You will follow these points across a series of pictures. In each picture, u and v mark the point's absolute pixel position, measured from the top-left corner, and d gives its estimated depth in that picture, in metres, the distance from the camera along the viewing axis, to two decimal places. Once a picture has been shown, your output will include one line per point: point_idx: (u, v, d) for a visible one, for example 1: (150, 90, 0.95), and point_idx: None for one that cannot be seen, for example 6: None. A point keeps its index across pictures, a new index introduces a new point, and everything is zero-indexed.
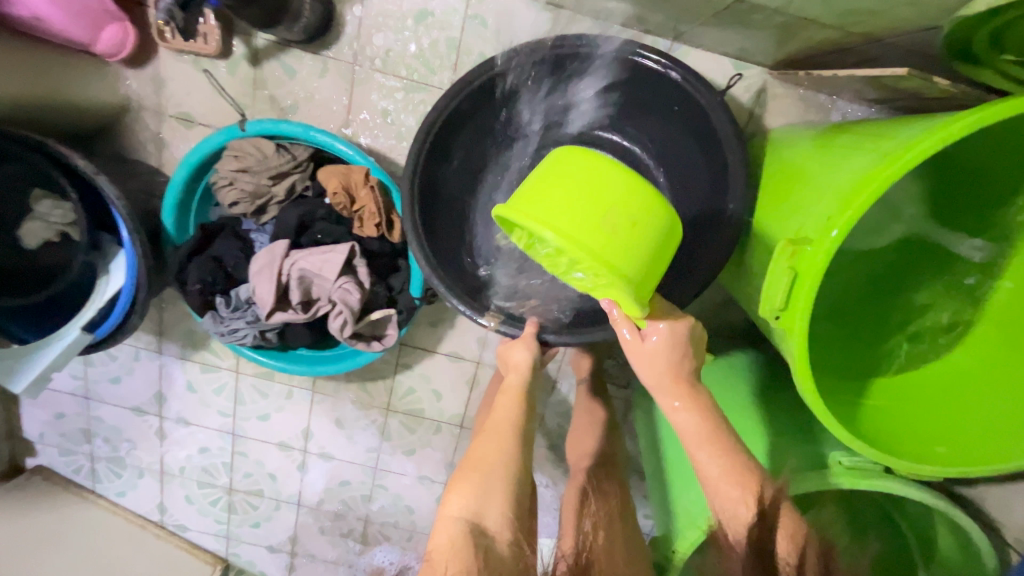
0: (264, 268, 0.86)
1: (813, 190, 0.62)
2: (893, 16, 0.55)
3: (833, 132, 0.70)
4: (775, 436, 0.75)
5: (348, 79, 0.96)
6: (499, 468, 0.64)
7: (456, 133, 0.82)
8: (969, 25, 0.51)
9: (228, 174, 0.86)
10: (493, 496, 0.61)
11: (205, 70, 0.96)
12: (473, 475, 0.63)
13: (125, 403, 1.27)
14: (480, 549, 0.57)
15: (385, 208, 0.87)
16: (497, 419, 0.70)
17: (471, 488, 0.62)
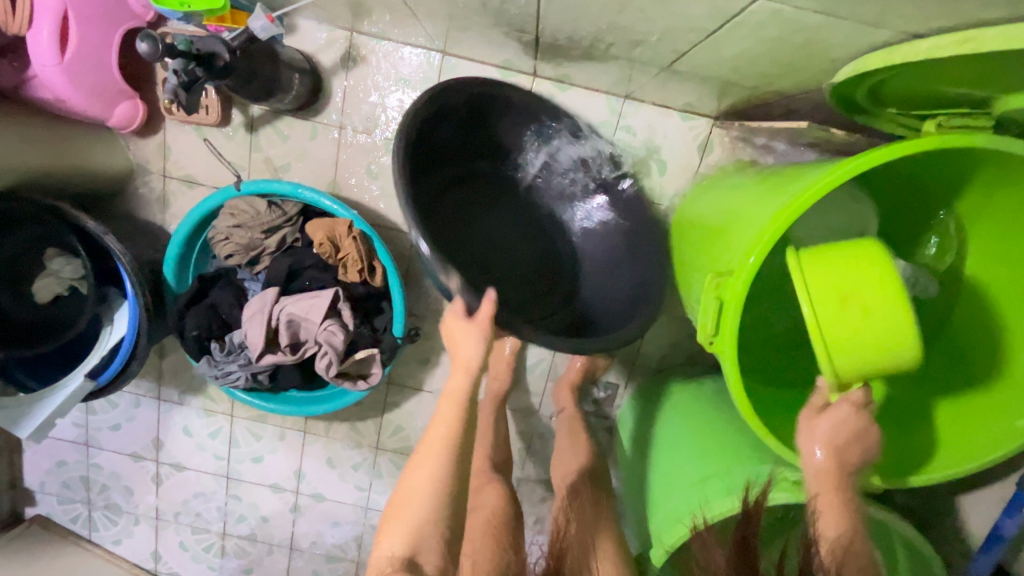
0: (255, 314, 0.93)
1: (741, 226, 0.70)
2: (794, 81, 0.64)
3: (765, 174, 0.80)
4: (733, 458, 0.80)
5: (336, 140, 1.06)
6: (425, 489, 0.64)
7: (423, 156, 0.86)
8: (849, 86, 0.58)
9: (224, 230, 0.95)
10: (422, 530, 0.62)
11: (206, 137, 1.06)
12: (401, 510, 0.64)
13: (124, 449, 1.31)
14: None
15: (367, 255, 0.94)
16: (430, 435, 0.68)
17: (401, 525, 0.62)
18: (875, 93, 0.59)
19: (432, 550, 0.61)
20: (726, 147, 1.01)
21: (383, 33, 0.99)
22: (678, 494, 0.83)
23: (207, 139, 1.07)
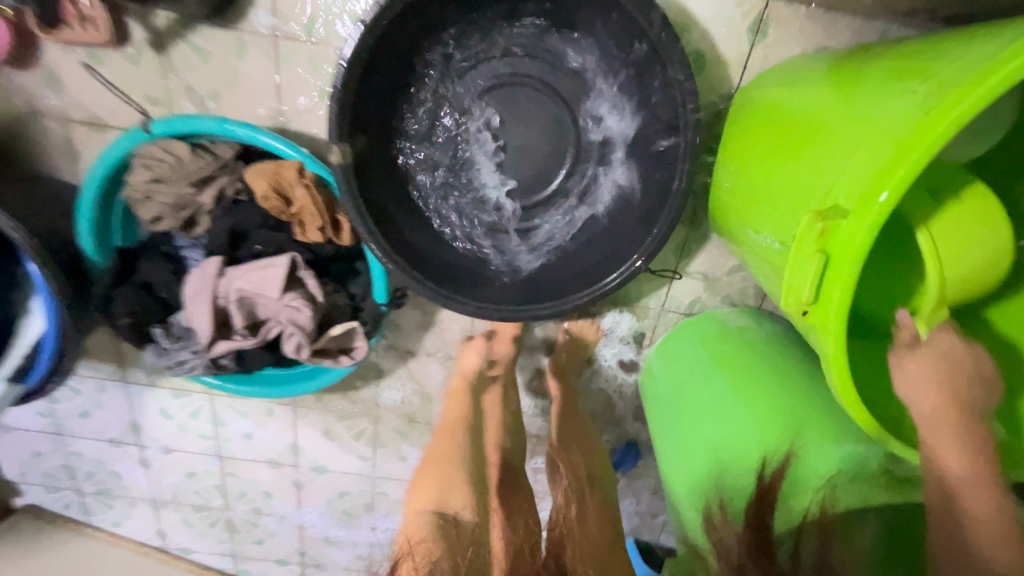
0: (197, 294, 0.75)
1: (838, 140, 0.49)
2: None
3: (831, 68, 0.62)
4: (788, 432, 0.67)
5: (272, 54, 0.81)
6: (454, 461, 0.90)
7: (393, 50, 0.72)
8: None
9: (141, 187, 0.74)
10: (452, 486, 0.86)
11: (103, 63, 0.82)
12: (439, 463, 0.90)
13: (100, 435, 1.19)
14: (449, 528, 0.80)
15: (326, 207, 0.74)
16: (446, 421, 0.97)
17: (433, 486, 0.87)
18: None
19: (458, 493, 0.85)
20: (787, 28, 0.76)
21: None
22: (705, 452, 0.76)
23: (105, 66, 0.82)
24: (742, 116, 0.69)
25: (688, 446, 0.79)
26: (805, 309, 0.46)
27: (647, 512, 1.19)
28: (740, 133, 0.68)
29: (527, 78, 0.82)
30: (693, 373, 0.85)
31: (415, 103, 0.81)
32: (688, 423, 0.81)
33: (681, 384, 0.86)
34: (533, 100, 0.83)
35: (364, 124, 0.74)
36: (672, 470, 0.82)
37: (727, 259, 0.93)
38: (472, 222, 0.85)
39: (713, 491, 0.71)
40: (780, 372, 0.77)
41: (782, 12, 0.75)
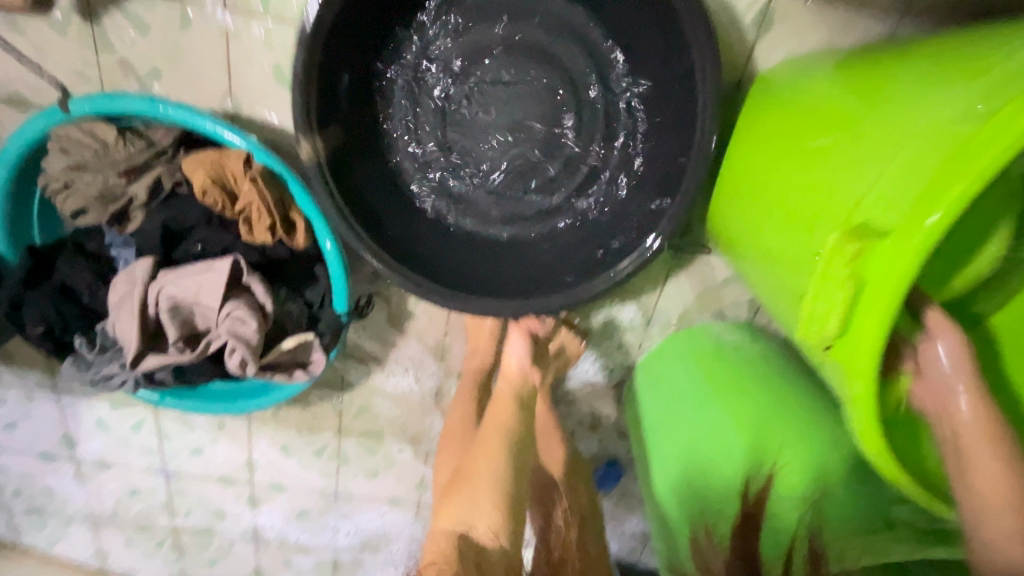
0: (123, 300, 0.65)
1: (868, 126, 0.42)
2: None
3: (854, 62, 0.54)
4: None
5: (221, 29, 0.71)
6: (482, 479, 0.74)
7: (366, 12, 0.62)
8: None
9: (60, 174, 0.64)
10: (478, 504, 0.72)
11: (21, 31, 0.71)
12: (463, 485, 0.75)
13: (30, 449, 1.08)
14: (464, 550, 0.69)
15: (277, 203, 0.65)
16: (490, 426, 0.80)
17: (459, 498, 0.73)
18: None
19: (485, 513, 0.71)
20: (792, 22, 0.69)
21: None
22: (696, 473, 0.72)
23: (25, 35, 0.72)
24: (753, 115, 0.61)
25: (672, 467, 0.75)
26: (826, 346, 0.40)
27: (628, 535, 1.12)
28: (754, 129, 0.60)
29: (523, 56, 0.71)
30: (679, 392, 0.78)
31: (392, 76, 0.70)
32: (672, 446, 0.76)
33: (664, 407, 0.80)
34: (526, 83, 0.71)
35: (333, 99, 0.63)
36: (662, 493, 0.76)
37: (720, 270, 0.87)
38: (454, 216, 0.75)
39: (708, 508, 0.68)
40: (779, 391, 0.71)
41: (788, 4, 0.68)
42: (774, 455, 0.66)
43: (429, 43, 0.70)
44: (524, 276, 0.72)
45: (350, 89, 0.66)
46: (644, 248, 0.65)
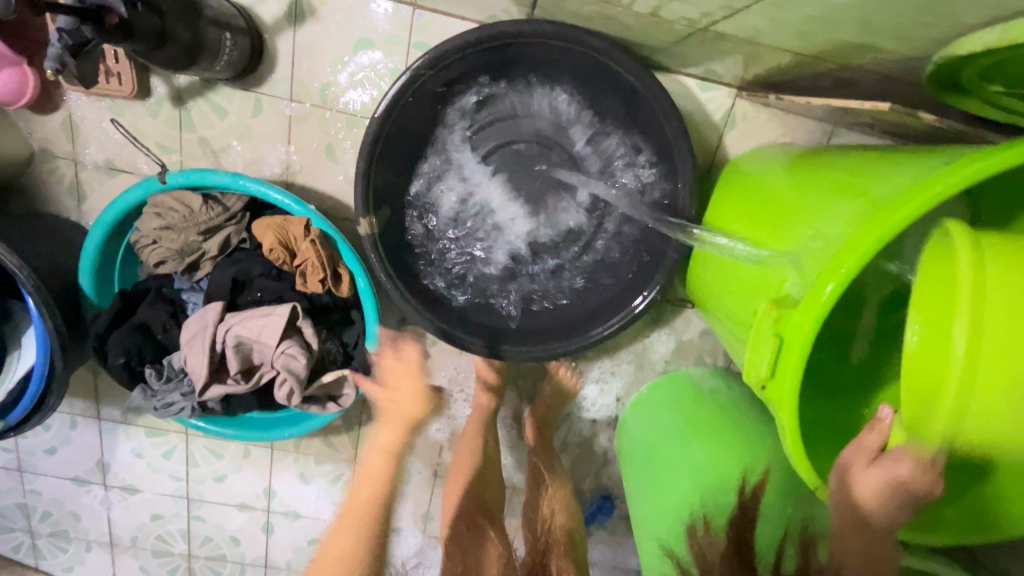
0: (195, 337, 0.77)
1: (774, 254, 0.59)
2: (891, 35, 0.49)
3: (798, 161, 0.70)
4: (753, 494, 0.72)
5: (286, 116, 0.87)
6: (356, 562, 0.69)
7: (418, 112, 0.80)
8: (956, 63, 0.49)
9: (150, 232, 0.78)
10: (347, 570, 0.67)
11: (121, 113, 0.86)
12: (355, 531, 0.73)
13: (64, 474, 1.16)
14: None
15: (328, 260, 0.78)
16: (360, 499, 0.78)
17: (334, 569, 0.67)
18: (986, 74, 0.49)
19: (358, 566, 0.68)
20: (751, 123, 0.86)
21: None
22: (674, 495, 0.80)
23: (123, 117, 0.87)
24: (725, 194, 0.76)
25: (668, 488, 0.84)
26: (763, 383, 0.53)
27: (622, 570, 1.18)
28: (720, 210, 0.76)
29: (534, 145, 0.88)
30: (663, 429, 0.90)
31: (434, 156, 0.87)
32: (666, 471, 0.84)
33: (653, 442, 0.90)
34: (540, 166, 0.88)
35: (384, 181, 0.80)
36: (643, 514, 0.87)
37: (698, 322, 1.01)
38: (474, 270, 0.90)
39: (699, 510, 0.76)
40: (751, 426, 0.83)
41: (747, 110, 0.85)
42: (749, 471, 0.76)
43: (465, 130, 0.87)
44: (535, 328, 0.85)
45: (398, 164, 0.83)
46: (634, 306, 0.79)
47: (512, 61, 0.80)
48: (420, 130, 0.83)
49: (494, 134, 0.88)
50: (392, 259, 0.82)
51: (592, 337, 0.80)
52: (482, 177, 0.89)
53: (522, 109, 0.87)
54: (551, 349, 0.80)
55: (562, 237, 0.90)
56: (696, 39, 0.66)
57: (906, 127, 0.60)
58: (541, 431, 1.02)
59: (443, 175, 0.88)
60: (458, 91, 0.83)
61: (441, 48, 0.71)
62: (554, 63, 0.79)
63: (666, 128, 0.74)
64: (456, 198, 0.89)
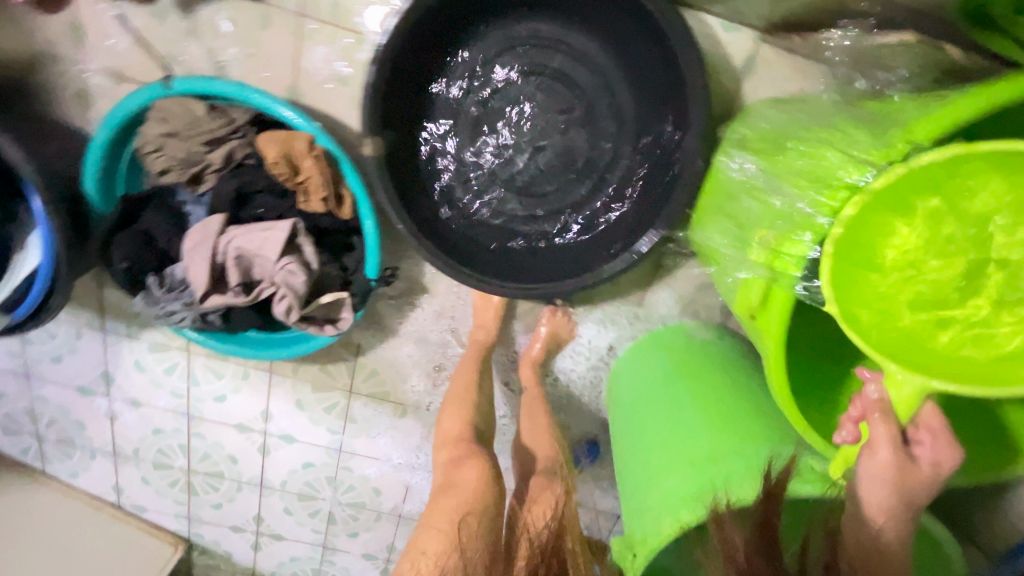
0: (197, 247, 0.78)
1: (770, 177, 0.61)
2: None
3: (815, 108, 0.68)
4: (730, 435, 0.74)
5: (294, 31, 0.85)
6: None
7: (427, 31, 0.78)
8: None
9: (154, 139, 0.77)
10: None
11: (126, 17, 0.84)
12: None
13: (70, 382, 1.20)
14: None
15: (332, 180, 0.78)
16: None
17: None
18: None
19: None
20: (773, 71, 0.83)
21: None
22: (659, 436, 0.81)
23: (131, 21, 0.85)
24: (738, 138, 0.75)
25: (654, 452, 0.80)
26: (753, 314, 0.59)
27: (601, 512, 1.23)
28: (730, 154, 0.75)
29: (547, 78, 0.85)
30: (654, 372, 0.91)
31: (439, 85, 0.86)
32: (651, 413, 0.85)
33: (644, 396, 0.89)
34: (553, 101, 0.86)
35: (391, 105, 0.79)
36: (625, 457, 0.88)
37: (699, 275, 1.01)
38: (478, 205, 0.90)
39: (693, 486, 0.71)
40: (749, 398, 0.80)
41: (771, 54, 0.82)
42: (733, 437, 0.74)
43: (473, 64, 0.85)
44: (537, 268, 0.86)
45: (404, 87, 0.81)
46: (635, 250, 0.78)
47: None
48: (429, 53, 0.82)
49: (506, 63, 0.85)
50: (396, 186, 0.82)
51: (588, 279, 0.80)
52: (490, 110, 0.87)
53: (538, 40, 0.85)
54: (548, 290, 0.80)
55: (568, 177, 0.88)
56: None
57: None
58: (534, 369, 1.04)
59: (449, 106, 0.87)
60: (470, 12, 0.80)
61: None
62: None
63: (682, 61, 0.71)
64: (464, 129, 0.87)
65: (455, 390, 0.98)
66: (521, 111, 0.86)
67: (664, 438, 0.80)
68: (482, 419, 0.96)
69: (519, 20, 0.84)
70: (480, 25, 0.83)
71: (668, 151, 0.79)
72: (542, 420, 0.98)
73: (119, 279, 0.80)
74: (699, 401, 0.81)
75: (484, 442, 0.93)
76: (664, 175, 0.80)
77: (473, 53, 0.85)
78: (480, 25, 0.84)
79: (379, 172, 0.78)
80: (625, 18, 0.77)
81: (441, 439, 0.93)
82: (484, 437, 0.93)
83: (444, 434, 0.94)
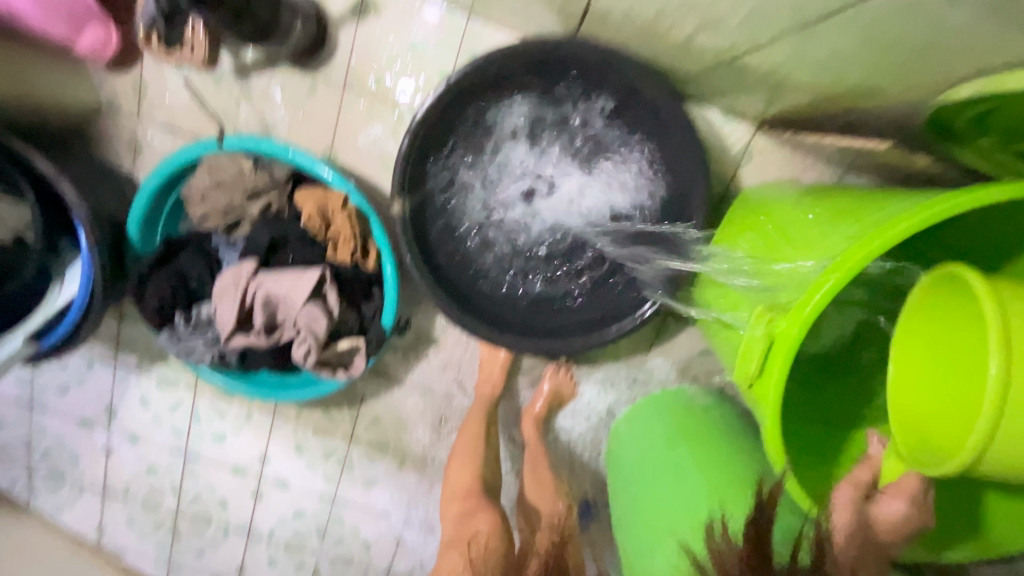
0: (227, 289, 0.83)
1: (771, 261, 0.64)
2: (898, 80, 0.55)
3: (806, 194, 0.76)
4: (729, 498, 0.75)
5: (337, 101, 0.94)
6: None
7: (458, 108, 0.86)
8: (952, 111, 0.55)
9: (200, 188, 0.84)
10: None
11: (186, 80, 0.94)
12: None
13: (72, 413, 1.21)
14: None
15: (360, 235, 0.85)
16: None
17: None
18: (982, 124, 0.55)
19: None
20: (767, 159, 0.91)
21: None
22: (657, 497, 0.83)
23: (191, 83, 0.94)
24: (735, 216, 0.82)
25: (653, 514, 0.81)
26: (750, 383, 0.59)
27: None
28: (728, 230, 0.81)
29: (563, 152, 0.92)
30: (654, 434, 0.93)
31: (460, 153, 0.92)
32: (650, 474, 0.87)
33: (643, 457, 0.91)
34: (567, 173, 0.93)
35: (420, 172, 0.88)
36: (624, 517, 0.89)
37: (698, 341, 1.05)
38: (493, 264, 0.95)
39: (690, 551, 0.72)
40: (749, 464, 0.81)
41: (766, 145, 0.91)
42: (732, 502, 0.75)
43: (494, 136, 0.92)
44: (545, 327, 0.91)
45: (432, 155, 0.89)
46: (639, 314, 0.85)
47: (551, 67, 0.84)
48: (457, 126, 0.90)
49: (524, 137, 0.92)
50: (418, 244, 0.88)
51: (592, 339, 0.86)
52: (508, 178, 0.94)
53: (554, 118, 0.91)
54: (554, 347, 0.86)
55: (578, 243, 0.94)
56: (720, 72, 0.71)
57: (907, 168, 0.65)
58: (535, 426, 1.07)
59: (469, 173, 0.93)
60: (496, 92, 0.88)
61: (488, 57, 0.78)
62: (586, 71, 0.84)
63: None
64: (483, 194, 0.94)
65: (458, 441, 1.00)
66: (536, 180, 0.93)
67: (663, 499, 0.81)
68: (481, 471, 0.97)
69: (538, 99, 0.90)
70: (503, 101, 0.90)
71: (672, 225, 0.86)
72: (542, 477, 0.99)
73: (150, 315, 0.85)
74: (699, 464, 0.82)
75: (491, 496, 0.93)
76: (667, 246, 0.86)
77: (494, 126, 0.91)
78: (502, 102, 0.90)
79: (405, 231, 0.85)
80: (635, 107, 0.86)
81: (449, 492, 0.95)
82: (490, 491, 0.94)
83: (451, 488, 0.96)
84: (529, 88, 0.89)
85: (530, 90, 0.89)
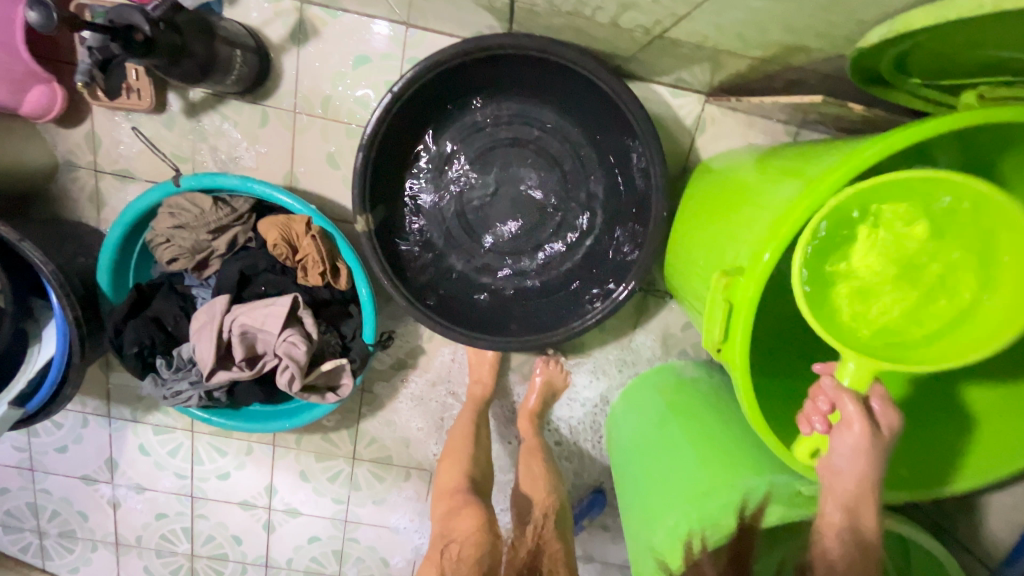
0: (203, 327, 0.84)
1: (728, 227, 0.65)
2: (820, 33, 0.56)
3: (762, 158, 0.76)
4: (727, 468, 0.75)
5: (290, 127, 0.94)
6: None
7: (410, 117, 0.87)
8: (871, 56, 0.56)
9: (164, 232, 0.84)
10: None
11: (138, 126, 0.94)
12: None
13: (74, 471, 1.21)
14: None
15: (329, 255, 0.85)
16: None
17: None
18: (904, 66, 0.57)
19: None
20: (720, 128, 0.92)
21: (337, 4, 0.87)
22: (657, 475, 0.83)
23: (142, 129, 0.95)
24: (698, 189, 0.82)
25: (653, 494, 0.81)
26: (718, 348, 0.59)
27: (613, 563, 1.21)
28: (692, 204, 0.82)
29: (521, 147, 0.94)
30: (649, 414, 0.93)
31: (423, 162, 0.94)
32: (649, 454, 0.87)
33: (641, 438, 0.91)
34: (527, 167, 0.94)
35: (381, 184, 0.88)
36: (629, 501, 0.89)
37: (681, 314, 1.06)
38: (467, 267, 0.96)
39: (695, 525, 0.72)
40: (742, 431, 0.81)
41: (717, 114, 0.92)
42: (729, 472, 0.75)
43: (455, 140, 0.94)
44: (527, 322, 0.91)
45: (391, 167, 0.90)
46: (615, 296, 0.83)
47: (496, 67, 0.85)
48: (413, 135, 0.91)
49: (483, 137, 0.94)
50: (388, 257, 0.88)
51: (573, 327, 0.85)
52: (473, 180, 0.95)
53: (508, 115, 0.93)
54: (538, 340, 0.84)
55: (547, 234, 0.95)
56: (656, 48, 0.72)
57: (847, 118, 0.67)
58: (532, 422, 1.06)
59: (433, 180, 0.95)
60: (448, 96, 0.89)
61: (427, 62, 0.77)
62: (528, 67, 0.85)
63: (636, 125, 0.80)
64: (449, 199, 0.95)
65: (455, 439, 1.00)
66: (499, 178, 0.95)
67: (663, 477, 0.82)
68: (479, 469, 0.97)
69: (491, 98, 0.92)
70: (457, 106, 0.91)
71: (635, 205, 0.87)
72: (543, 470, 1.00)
73: (131, 363, 0.85)
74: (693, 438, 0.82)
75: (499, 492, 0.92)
76: (634, 226, 0.87)
77: (453, 131, 0.93)
78: (457, 106, 0.92)
79: (372, 245, 0.84)
80: (582, 94, 0.87)
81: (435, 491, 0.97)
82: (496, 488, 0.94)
83: (438, 486, 0.97)
84: (480, 90, 0.90)
85: (481, 91, 0.91)
